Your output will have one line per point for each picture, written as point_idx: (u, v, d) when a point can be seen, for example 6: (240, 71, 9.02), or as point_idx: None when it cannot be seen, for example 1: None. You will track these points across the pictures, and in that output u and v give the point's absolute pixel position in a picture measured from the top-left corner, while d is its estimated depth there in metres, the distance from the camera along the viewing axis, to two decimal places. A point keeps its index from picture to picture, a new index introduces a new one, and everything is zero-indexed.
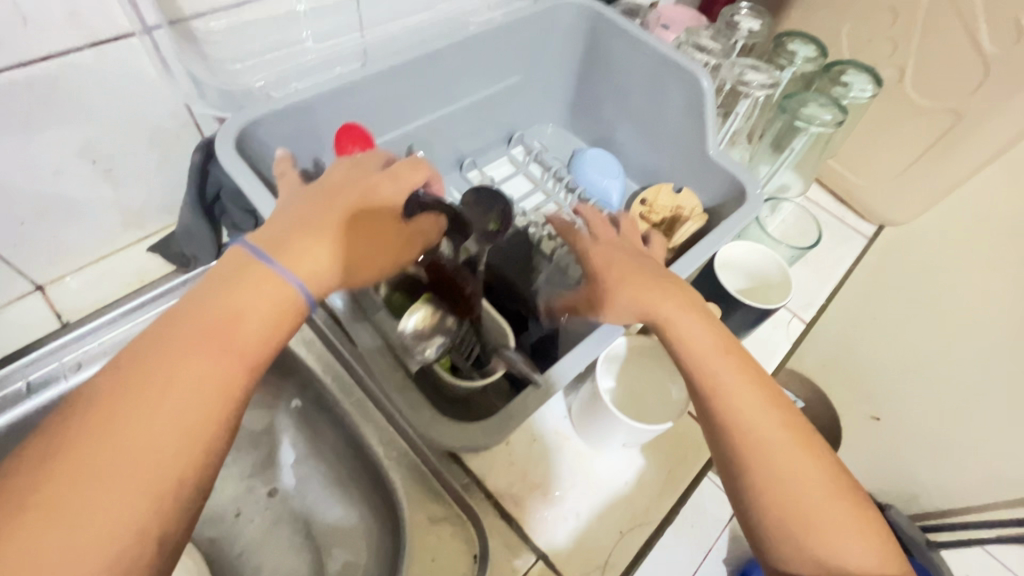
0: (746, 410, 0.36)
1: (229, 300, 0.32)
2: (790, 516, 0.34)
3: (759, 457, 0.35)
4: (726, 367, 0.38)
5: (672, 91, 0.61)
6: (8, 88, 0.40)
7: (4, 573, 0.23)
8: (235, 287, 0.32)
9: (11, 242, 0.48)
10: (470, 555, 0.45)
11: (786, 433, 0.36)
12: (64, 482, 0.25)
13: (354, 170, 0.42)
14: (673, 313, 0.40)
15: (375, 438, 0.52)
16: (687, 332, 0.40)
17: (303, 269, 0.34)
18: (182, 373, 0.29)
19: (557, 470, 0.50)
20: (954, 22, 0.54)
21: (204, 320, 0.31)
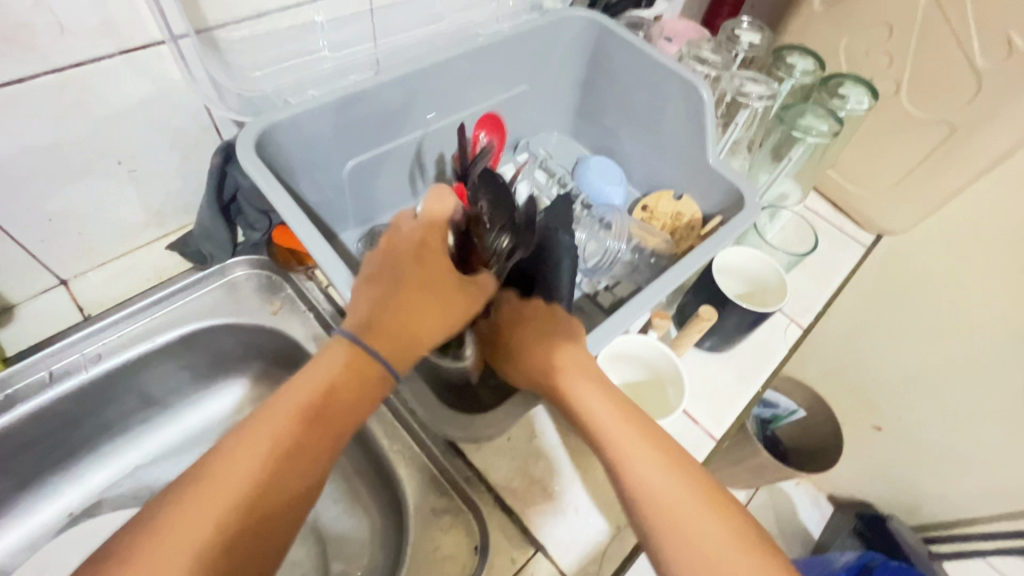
0: (650, 475, 0.38)
1: (271, 428, 0.35)
2: (702, 573, 0.35)
3: (627, 472, 0.38)
4: (590, 387, 0.41)
5: (674, 100, 0.62)
6: (41, 91, 0.42)
7: None
8: (272, 417, 0.35)
9: (39, 237, 0.50)
10: (470, 546, 0.47)
11: (694, 495, 0.37)
12: None
13: (401, 235, 0.44)
14: (569, 381, 0.41)
15: (379, 431, 0.53)
16: (586, 399, 0.41)
17: (341, 391, 0.36)
18: (220, 500, 0.31)
19: (559, 466, 0.51)
20: (948, 36, 0.56)
21: (246, 452, 0.33)
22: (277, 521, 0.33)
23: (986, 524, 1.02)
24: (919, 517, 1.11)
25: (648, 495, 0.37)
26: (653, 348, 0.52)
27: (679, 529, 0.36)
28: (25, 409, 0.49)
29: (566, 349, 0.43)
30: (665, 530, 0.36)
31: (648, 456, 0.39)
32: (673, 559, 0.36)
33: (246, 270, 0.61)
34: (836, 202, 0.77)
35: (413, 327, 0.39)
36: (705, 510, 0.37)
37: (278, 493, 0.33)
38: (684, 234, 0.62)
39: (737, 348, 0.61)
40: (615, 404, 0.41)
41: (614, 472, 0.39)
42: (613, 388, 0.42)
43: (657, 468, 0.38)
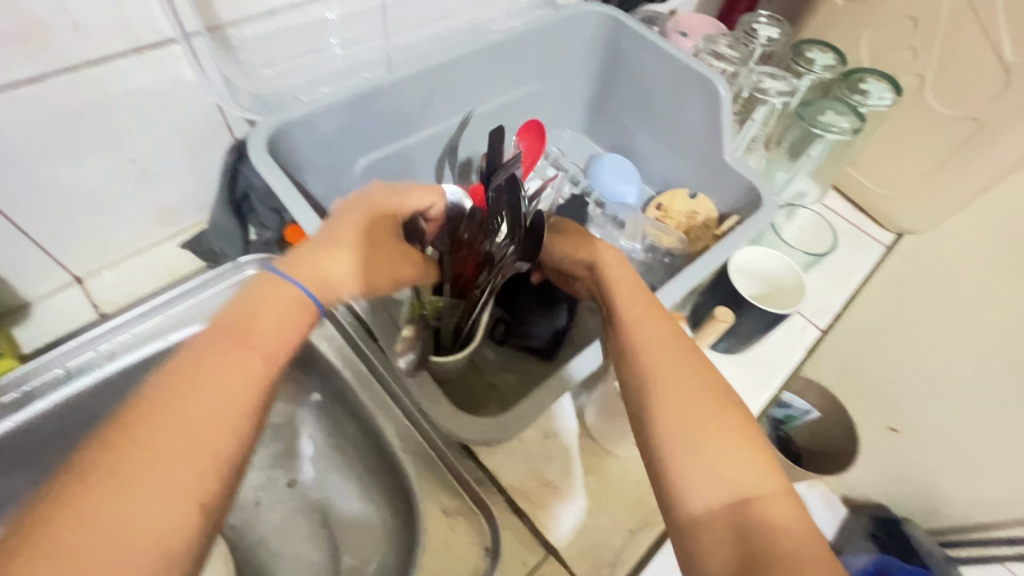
0: (654, 334, 0.38)
1: (192, 395, 0.29)
2: (689, 424, 0.33)
3: (631, 328, 0.39)
4: (624, 269, 0.44)
5: (690, 97, 0.61)
6: (57, 91, 0.42)
7: None
8: (190, 382, 0.29)
9: (53, 235, 0.50)
10: (481, 548, 0.46)
11: (695, 364, 0.37)
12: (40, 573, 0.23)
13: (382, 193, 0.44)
14: (605, 264, 0.44)
15: (392, 431, 0.53)
16: (618, 276, 0.43)
17: (273, 343, 0.33)
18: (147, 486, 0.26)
19: (570, 468, 0.51)
20: (976, 29, 0.54)
21: (156, 428, 0.27)
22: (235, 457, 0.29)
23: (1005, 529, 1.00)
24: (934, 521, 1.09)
25: (649, 349, 0.37)
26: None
27: (667, 389, 0.35)
28: (41, 406, 0.50)
29: (605, 245, 0.46)
30: (659, 379, 0.35)
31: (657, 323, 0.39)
32: (664, 406, 0.34)
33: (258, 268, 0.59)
34: (856, 201, 0.75)
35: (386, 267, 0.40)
36: (705, 383, 0.36)
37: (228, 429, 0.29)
38: (699, 233, 0.61)
39: (752, 351, 0.60)
40: (641, 288, 0.42)
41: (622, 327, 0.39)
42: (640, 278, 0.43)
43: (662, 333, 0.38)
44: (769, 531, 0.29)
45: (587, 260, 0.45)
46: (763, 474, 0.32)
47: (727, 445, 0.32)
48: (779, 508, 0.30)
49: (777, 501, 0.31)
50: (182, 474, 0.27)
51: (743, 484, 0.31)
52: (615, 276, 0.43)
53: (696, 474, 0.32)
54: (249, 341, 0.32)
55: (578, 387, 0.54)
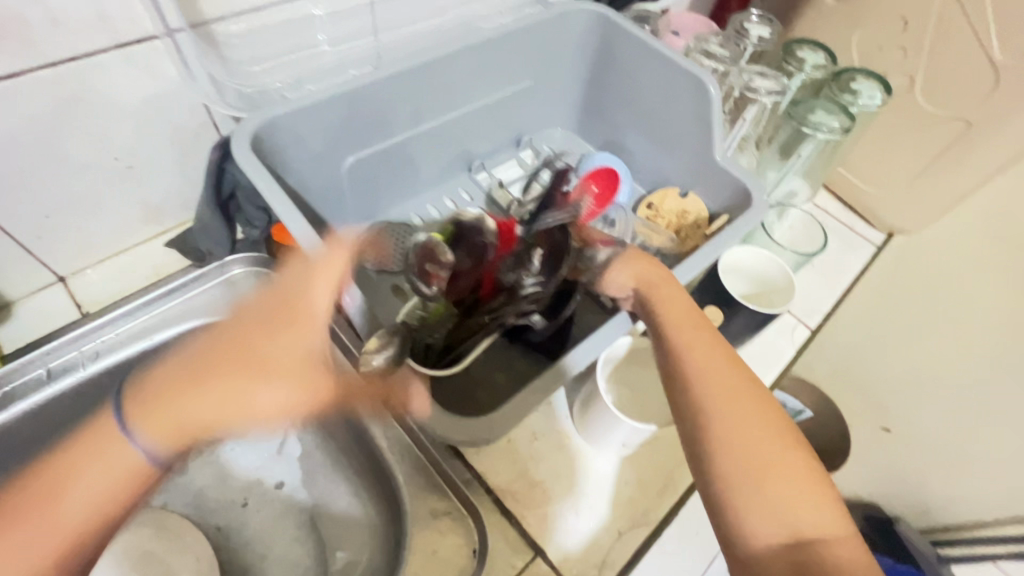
0: (706, 362, 0.40)
1: (65, 496, 0.34)
2: (747, 457, 0.35)
3: (684, 355, 0.40)
4: (675, 286, 0.45)
5: (680, 96, 0.61)
6: (35, 87, 0.42)
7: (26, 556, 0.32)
8: (43, 504, 0.33)
9: (35, 234, 0.50)
10: (468, 549, 0.46)
11: (750, 391, 0.38)
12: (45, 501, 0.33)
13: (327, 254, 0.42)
14: (652, 285, 0.45)
15: (379, 430, 0.52)
16: (666, 298, 0.44)
17: (127, 471, 0.35)
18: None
19: (559, 469, 0.50)
20: (965, 28, 0.54)
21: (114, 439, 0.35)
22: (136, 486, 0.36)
23: (996, 528, 1.01)
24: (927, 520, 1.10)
25: (703, 371, 0.39)
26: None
27: (726, 415, 0.37)
28: (22, 407, 0.49)
29: (650, 263, 0.47)
30: (716, 409, 0.37)
31: (710, 344, 0.41)
32: (722, 437, 0.36)
33: (245, 267, 0.58)
34: (847, 200, 0.74)
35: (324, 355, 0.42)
36: (761, 410, 0.37)
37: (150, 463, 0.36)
38: (689, 232, 0.60)
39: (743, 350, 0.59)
40: (690, 305, 0.44)
41: (673, 354, 0.41)
42: (687, 296, 0.45)
43: (715, 354, 0.40)
44: (832, 568, 0.32)
45: (635, 281, 0.46)
46: (818, 503, 0.34)
47: (788, 474, 0.35)
48: (840, 542, 0.33)
49: (834, 529, 0.34)
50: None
51: (803, 519, 0.34)
52: (665, 294, 0.45)
53: (754, 508, 0.34)
54: (108, 472, 0.35)
55: (567, 387, 0.53)
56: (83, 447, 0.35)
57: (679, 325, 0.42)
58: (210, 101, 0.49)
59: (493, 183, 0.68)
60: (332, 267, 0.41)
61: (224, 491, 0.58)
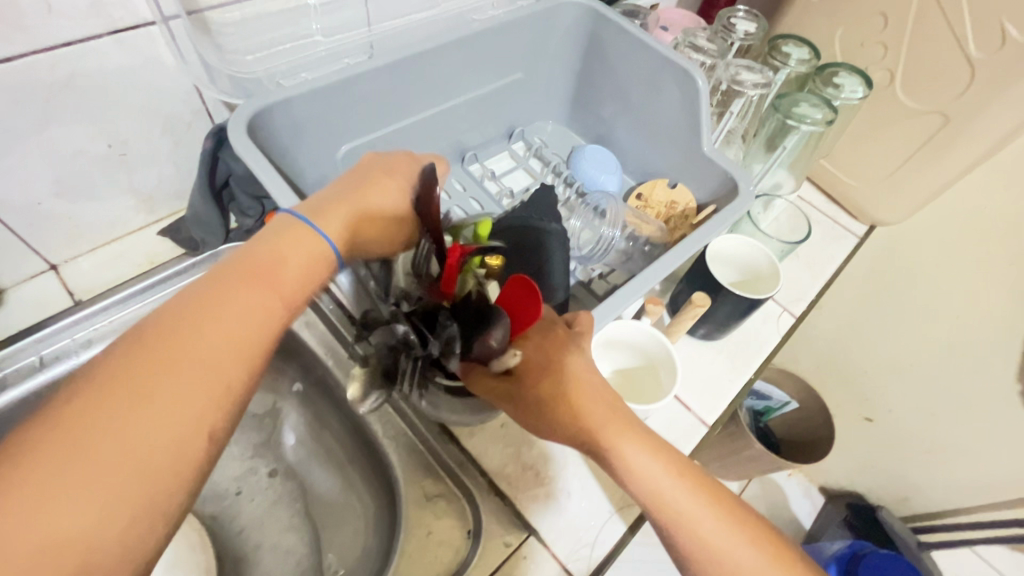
0: (703, 532, 0.33)
1: (181, 363, 0.28)
2: None
3: (682, 535, 0.33)
4: (636, 446, 0.34)
5: (669, 89, 0.62)
6: (27, 72, 0.41)
7: (113, 438, 0.25)
8: (208, 317, 0.30)
9: (27, 221, 0.50)
10: (463, 531, 0.47)
11: (750, 546, 0.33)
12: (136, 386, 0.27)
13: (377, 160, 0.43)
14: (616, 440, 0.35)
15: (374, 418, 0.53)
16: (634, 464, 0.34)
17: (294, 285, 0.34)
18: (130, 450, 0.25)
19: (551, 453, 0.51)
20: (942, 25, 0.56)
21: (214, 308, 0.30)
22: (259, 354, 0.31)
23: (974, 514, 1.05)
24: (907, 507, 1.14)
25: (717, 565, 0.33)
26: (646, 335, 0.52)
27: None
28: (13, 394, 0.49)
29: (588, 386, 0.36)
30: None
31: (708, 516, 0.34)
32: None
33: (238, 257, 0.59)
34: (829, 193, 0.77)
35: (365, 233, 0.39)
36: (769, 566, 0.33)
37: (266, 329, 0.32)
38: (677, 223, 0.62)
39: (728, 337, 0.61)
40: (665, 460, 0.35)
41: (675, 540, 0.33)
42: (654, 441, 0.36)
43: (721, 527, 0.33)
44: None
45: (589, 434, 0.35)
46: None
47: None
48: None
49: None
50: (179, 416, 0.27)
51: None
52: (629, 461, 0.34)
53: None
54: (273, 282, 0.33)
55: None
56: (219, 287, 0.31)
57: (672, 507, 0.33)
58: (202, 85, 0.50)
59: (485, 174, 0.69)
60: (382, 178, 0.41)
61: (217, 479, 0.57)
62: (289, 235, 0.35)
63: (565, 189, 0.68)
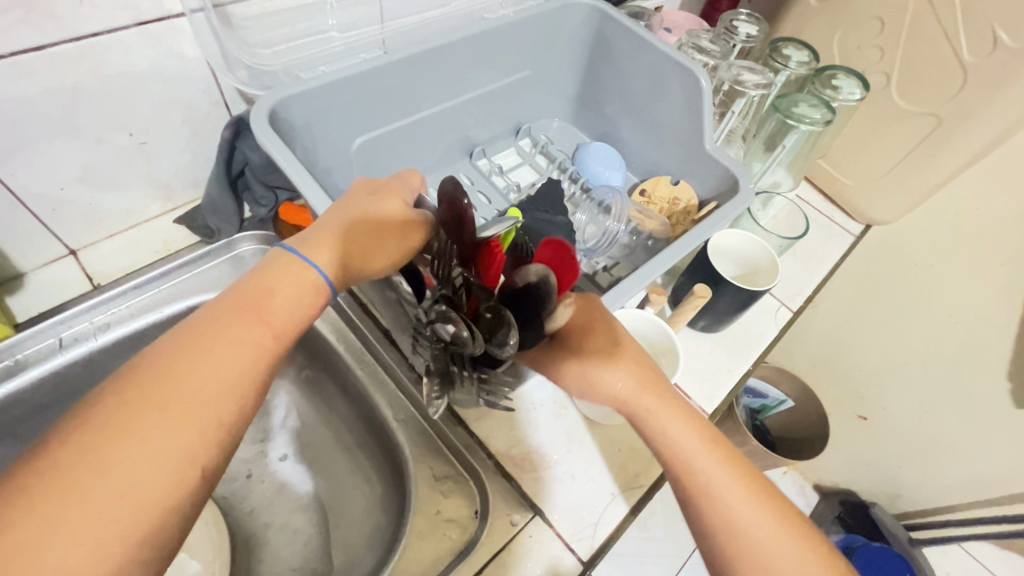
0: (730, 502, 0.35)
1: (172, 396, 0.27)
2: None
3: (708, 502, 0.35)
4: (676, 418, 0.38)
5: (673, 88, 0.64)
6: (56, 60, 0.43)
7: (103, 476, 0.24)
8: (200, 351, 0.29)
9: (49, 206, 0.51)
10: (470, 511, 0.49)
11: (779, 526, 0.34)
12: (126, 421, 0.26)
13: (368, 182, 0.44)
14: (654, 407, 0.38)
15: (384, 402, 0.55)
16: (669, 428, 0.37)
17: (283, 316, 0.33)
18: (118, 491, 0.24)
19: (554, 436, 0.53)
20: (936, 29, 0.58)
21: (206, 340, 0.30)
22: (254, 388, 0.30)
23: (966, 510, 1.07)
24: (900, 504, 1.16)
25: (738, 536, 0.34)
26: (646, 321, 0.54)
27: None
28: (33, 374, 0.50)
29: (626, 363, 0.39)
30: (749, 560, 0.33)
31: (737, 489, 0.35)
32: None
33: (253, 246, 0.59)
34: (826, 192, 0.79)
35: (357, 250, 0.38)
36: (797, 547, 0.34)
37: (260, 361, 0.31)
38: (680, 219, 0.63)
39: (727, 331, 0.63)
40: (699, 432, 0.38)
41: (698, 506, 0.36)
42: (694, 414, 0.38)
43: (754, 510, 0.35)
44: None
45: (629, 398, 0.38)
46: None
47: None
48: None
49: None
50: (171, 454, 0.26)
51: None
52: (666, 427, 0.37)
53: None
54: (263, 313, 0.32)
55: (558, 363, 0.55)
56: (207, 320, 0.31)
57: (699, 479, 0.36)
58: (217, 68, 0.51)
59: (493, 169, 0.71)
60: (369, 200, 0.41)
61: (227, 463, 0.59)
62: (277, 268, 0.35)
63: (571, 185, 0.70)
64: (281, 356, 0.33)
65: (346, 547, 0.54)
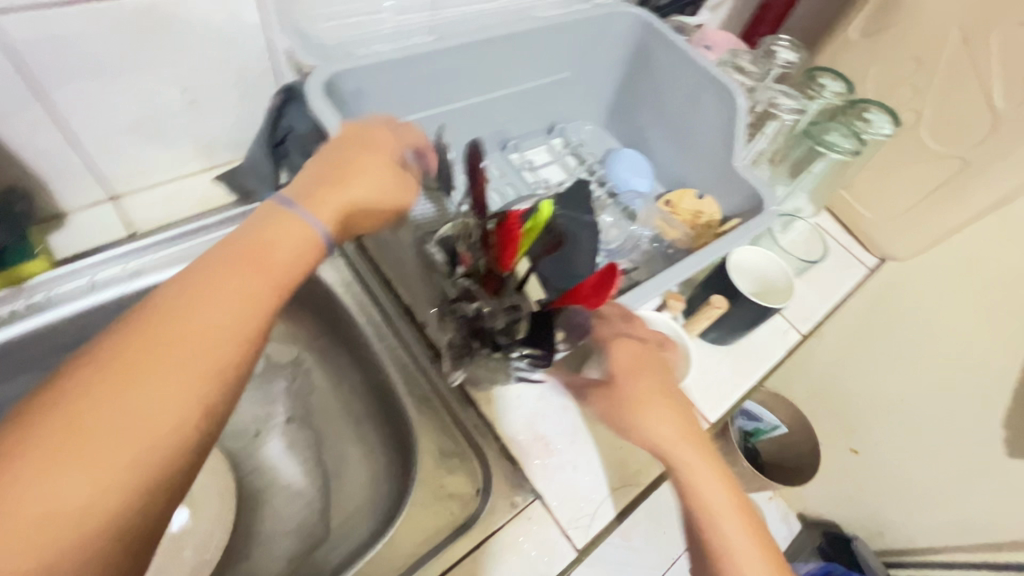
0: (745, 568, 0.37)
1: (175, 339, 0.28)
2: None
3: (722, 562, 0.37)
4: (709, 469, 0.39)
5: (709, 105, 0.66)
6: (125, 12, 0.45)
7: (109, 414, 0.26)
8: (203, 298, 0.30)
9: (98, 151, 0.53)
10: (473, 488, 0.50)
11: None
12: (131, 363, 0.27)
13: (359, 126, 0.43)
14: (693, 460, 0.39)
15: (397, 374, 0.56)
16: (701, 483, 0.38)
17: (284, 270, 0.34)
18: (124, 429, 0.26)
19: (558, 425, 0.54)
20: (971, 74, 0.59)
21: (206, 287, 0.31)
22: (254, 337, 0.31)
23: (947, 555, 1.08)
24: (881, 541, 1.18)
25: None
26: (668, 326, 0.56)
27: None
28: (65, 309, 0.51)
29: (672, 412, 0.39)
30: None
31: (754, 555, 0.37)
32: None
33: None
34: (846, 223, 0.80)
35: (359, 205, 0.39)
36: None
37: (260, 310, 0.32)
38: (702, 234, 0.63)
39: (736, 346, 0.65)
40: (729, 493, 0.39)
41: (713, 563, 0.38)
42: (724, 472, 0.40)
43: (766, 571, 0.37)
44: None
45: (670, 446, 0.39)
46: None
47: None
48: None
49: None
50: (176, 396, 0.27)
51: None
52: (698, 481, 0.38)
53: None
54: (263, 264, 0.33)
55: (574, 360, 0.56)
56: (211, 267, 0.32)
57: (719, 535, 0.38)
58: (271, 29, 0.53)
59: (524, 165, 0.72)
60: (374, 152, 0.42)
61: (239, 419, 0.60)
62: (274, 221, 0.35)
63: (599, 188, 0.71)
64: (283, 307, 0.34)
65: (342, 514, 0.56)
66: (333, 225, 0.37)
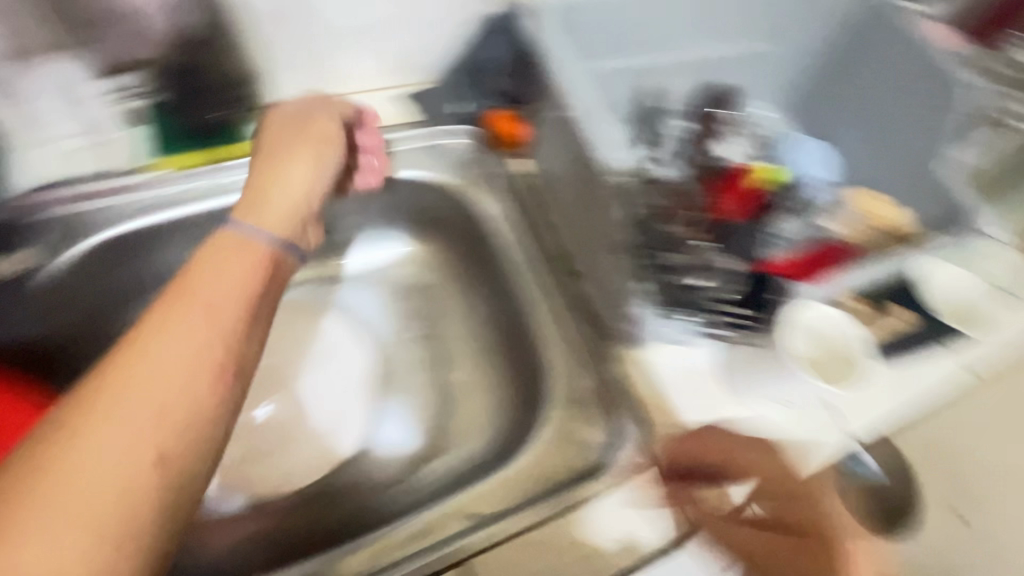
0: None
1: (129, 378, 0.29)
2: None
3: None
4: None
5: (925, 94, 0.55)
6: None
7: (68, 460, 0.26)
8: (156, 335, 0.31)
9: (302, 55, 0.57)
10: (603, 441, 0.48)
11: None
12: (90, 409, 0.27)
13: (290, 110, 0.50)
14: None
15: (541, 312, 0.55)
16: None
17: (225, 288, 0.34)
18: (85, 472, 0.26)
19: (696, 397, 0.50)
20: None
21: (158, 322, 0.31)
22: (212, 359, 0.31)
23: None
24: None
25: None
26: (828, 318, 0.46)
27: None
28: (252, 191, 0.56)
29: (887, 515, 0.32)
30: None
31: None
32: None
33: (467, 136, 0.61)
34: None
35: (285, 180, 0.44)
36: None
37: (211, 339, 0.32)
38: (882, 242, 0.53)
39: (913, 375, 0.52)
40: None
41: None
42: None
43: None
44: None
45: None
46: None
47: None
48: None
49: None
50: (135, 430, 0.27)
51: None
52: None
53: None
54: (196, 290, 0.33)
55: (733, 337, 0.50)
56: (165, 305, 0.33)
57: None
58: None
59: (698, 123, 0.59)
60: (295, 125, 0.48)
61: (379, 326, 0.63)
62: (214, 252, 0.36)
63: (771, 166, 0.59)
64: (242, 329, 0.34)
65: (456, 435, 0.57)
66: (281, 227, 0.41)
